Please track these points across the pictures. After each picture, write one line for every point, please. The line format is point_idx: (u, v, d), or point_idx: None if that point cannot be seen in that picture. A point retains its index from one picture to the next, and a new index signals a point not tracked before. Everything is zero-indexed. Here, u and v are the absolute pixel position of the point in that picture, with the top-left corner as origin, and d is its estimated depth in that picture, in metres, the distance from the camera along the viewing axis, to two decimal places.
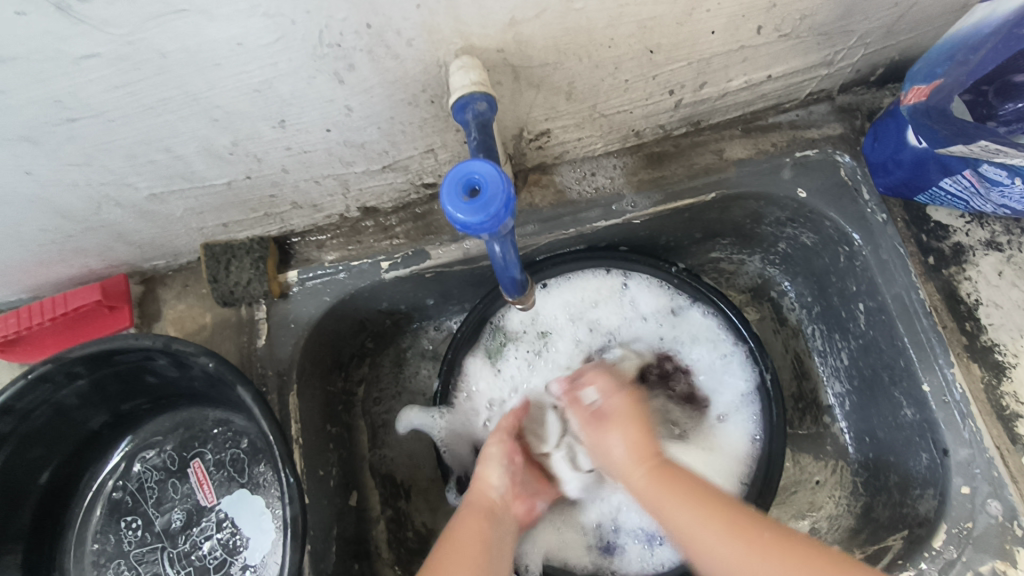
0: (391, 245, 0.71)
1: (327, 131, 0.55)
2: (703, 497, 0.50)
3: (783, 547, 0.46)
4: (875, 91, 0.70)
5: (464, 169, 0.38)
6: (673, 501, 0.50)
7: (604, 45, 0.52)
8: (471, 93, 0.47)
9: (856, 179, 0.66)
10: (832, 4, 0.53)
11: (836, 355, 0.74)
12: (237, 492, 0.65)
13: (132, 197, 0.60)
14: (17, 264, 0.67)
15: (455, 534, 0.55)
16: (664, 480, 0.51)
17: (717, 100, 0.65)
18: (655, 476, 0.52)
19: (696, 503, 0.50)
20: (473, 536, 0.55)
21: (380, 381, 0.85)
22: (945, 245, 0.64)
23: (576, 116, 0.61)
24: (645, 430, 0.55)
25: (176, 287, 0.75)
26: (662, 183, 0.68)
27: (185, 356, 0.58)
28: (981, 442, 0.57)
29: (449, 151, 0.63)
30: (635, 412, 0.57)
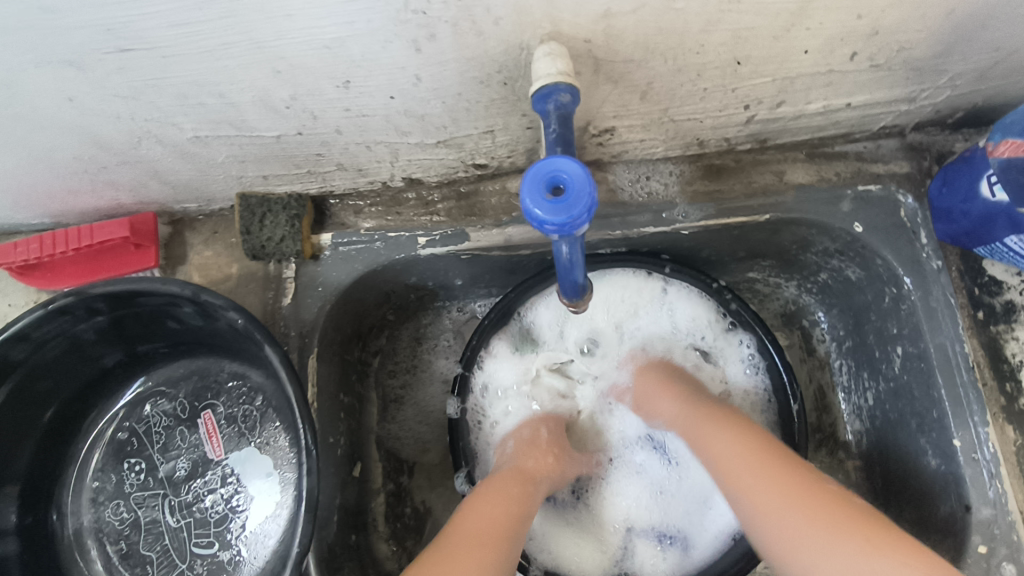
0: (431, 221, 0.69)
1: (390, 98, 0.53)
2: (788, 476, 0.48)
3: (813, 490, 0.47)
4: (949, 134, 0.67)
5: (551, 166, 0.37)
6: (777, 471, 0.49)
7: (692, 50, 0.49)
8: (556, 83, 0.44)
9: (915, 223, 0.64)
10: (933, 40, 0.50)
11: (861, 394, 0.74)
12: (246, 450, 0.64)
13: (176, 137, 0.57)
14: (46, 189, 0.65)
15: (489, 490, 0.56)
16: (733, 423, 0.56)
17: (789, 121, 0.62)
18: (698, 407, 0.59)
19: (736, 438, 0.53)
20: (506, 493, 0.55)
21: (396, 354, 0.83)
22: (997, 301, 0.63)
23: (645, 118, 0.59)
24: (672, 388, 0.63)
25: (205, 232, 0.73)
26: (717, 197, 0.67)
27: (213, 308, 0.57)
28: (1004, 505, 0.57)
29: (508, 135, 0.61)
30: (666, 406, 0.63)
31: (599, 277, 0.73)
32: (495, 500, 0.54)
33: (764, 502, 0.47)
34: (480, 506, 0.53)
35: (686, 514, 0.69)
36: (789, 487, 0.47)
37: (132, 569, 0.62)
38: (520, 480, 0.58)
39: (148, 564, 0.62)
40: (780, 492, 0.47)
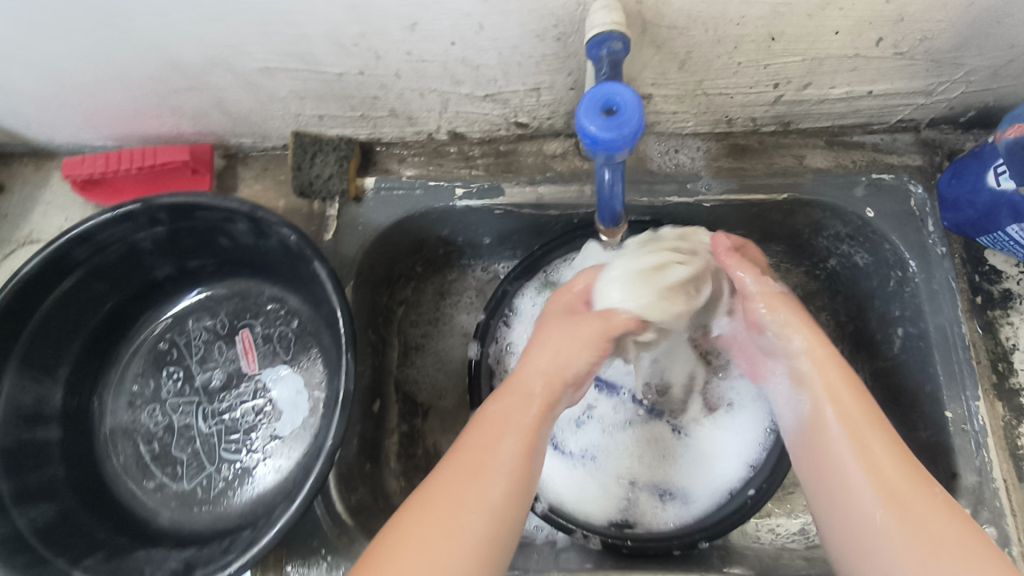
0: (470, 174, 0.74)
1: (451, 45, 0.58)
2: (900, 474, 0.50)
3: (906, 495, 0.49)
4: (960, 134, 0.72)
5: (606, 90, 0.41)
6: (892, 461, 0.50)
7: (732, 22, 0.54)
8: (610, 31, 0.48)
9: (924, 211, 0.68)
10: (953, 32, 0.55)
11: (860, 376, 0.78)
12: (278, 367, 0.69)
13: (248, 67, 0.62)
14: (116, 110, 0.70)
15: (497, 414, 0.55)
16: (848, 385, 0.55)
17: (814, 105, 0.67)
18: (825, 359, 0.56)
19: (854, 418, 0.53)
20: (506, 421, 0.54)
21: (420, 306, 0.87)
22: (995, 288, 0.67)
23: (680, 88, 0.64)
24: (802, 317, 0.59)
25: (255, 168, 0.77)
26: (740, 173, 0.71)
27: (268, 225, 0.61)
28: (989, 472, 0.61)
29: (552, 94, 0.66)
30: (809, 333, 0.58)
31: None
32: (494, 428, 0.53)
33: (870, 488, 0.50)
34: (484, 437, 0.53)
35: (689, 465, 0.73)
36: (890, 475, 0.50)
37: (162, 467, 0.66)
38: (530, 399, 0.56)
39: (178, 464, 0.66)
40: (895, 491, 0.49)
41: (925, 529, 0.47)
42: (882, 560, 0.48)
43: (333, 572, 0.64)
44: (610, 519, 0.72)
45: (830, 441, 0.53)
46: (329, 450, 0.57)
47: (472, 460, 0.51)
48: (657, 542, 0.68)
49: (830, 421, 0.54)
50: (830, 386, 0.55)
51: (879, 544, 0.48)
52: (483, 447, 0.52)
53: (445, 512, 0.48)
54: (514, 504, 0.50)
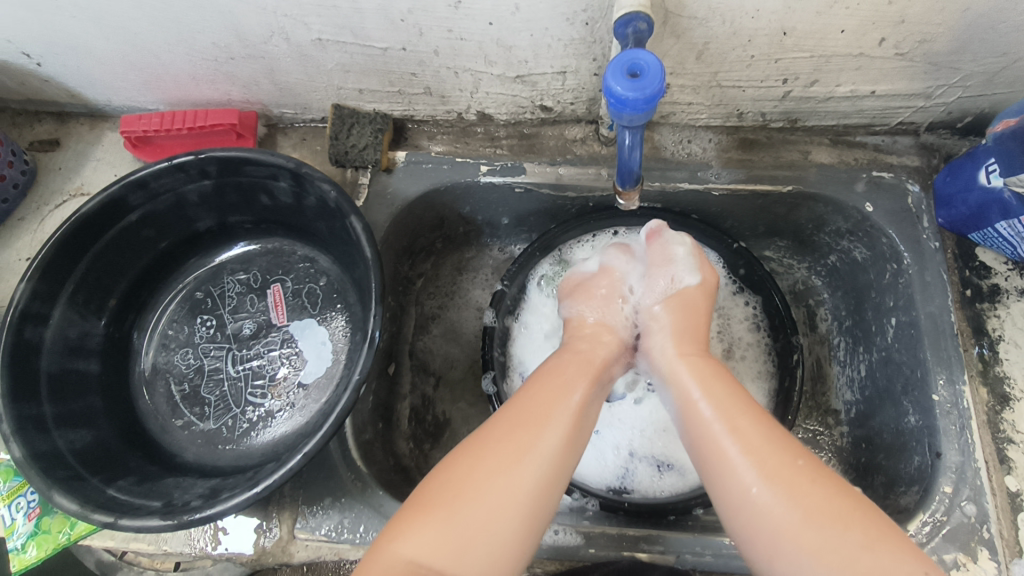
0: (494, 153, 0.79)
1: (488, 25, 0.63)
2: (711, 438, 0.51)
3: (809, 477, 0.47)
4: (957, 139, 0.76)
5: (632, 56, 0.46)
6: (734, 431, 0.50)
7: (748, 14, 0.59)
8: (636, 12, 0.54)
9: (920, 209, 0.73)
10: (950, 35, 0.60)
11: (854, 367, 0.81)
12: (306, 320, 0.73)
13: (302, 37, 0.67)
14: (174, 73, 0.75)
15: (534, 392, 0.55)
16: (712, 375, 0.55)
17: (820, 103, 0.72)
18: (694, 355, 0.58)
19: (731, 401, 0.52)
20: (549, 395, 0.54)
21: (438, 280, 0.92)
22: (984, 283, 0.71)
23: (697, 79, 0.69)
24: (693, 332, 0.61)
25: (294, 138, 0.83)
26: (748, 165, 0.76)
27: (309, 182, 0.65)
28: (971, 452, 0.64)
29: (577, 79, 0.71)
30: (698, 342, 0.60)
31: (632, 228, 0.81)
32: (543, 400, 0.53)
33: (746, 463, 0.48)
34: (536, 395, 0.54)
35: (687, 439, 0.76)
36: (765, 452, 0.48)
37: (191, 407, 0.70)
38: (577, 376, 0.56)
39: (206, 404, 0.70)
40: (774, 468, 0.47)
41: (823, 506, 0.45)
42: (773, 534, 0.46)
43: (344, 513, 0.66)
44: (609, 486, 0.75)
45: (702, 424, 0.52)
46: (356, 383, 0.61)
47: (522, 429, 0.51)
48: (651, 508, 0.71)
49: (696, 404, 0.54)
50: (697, 378, 0.55)
51: (765, 520, 0.46)
52: (529, 415, 0.52)
53: (501, 450, 0.49)
54: (553, 488, 0.50)
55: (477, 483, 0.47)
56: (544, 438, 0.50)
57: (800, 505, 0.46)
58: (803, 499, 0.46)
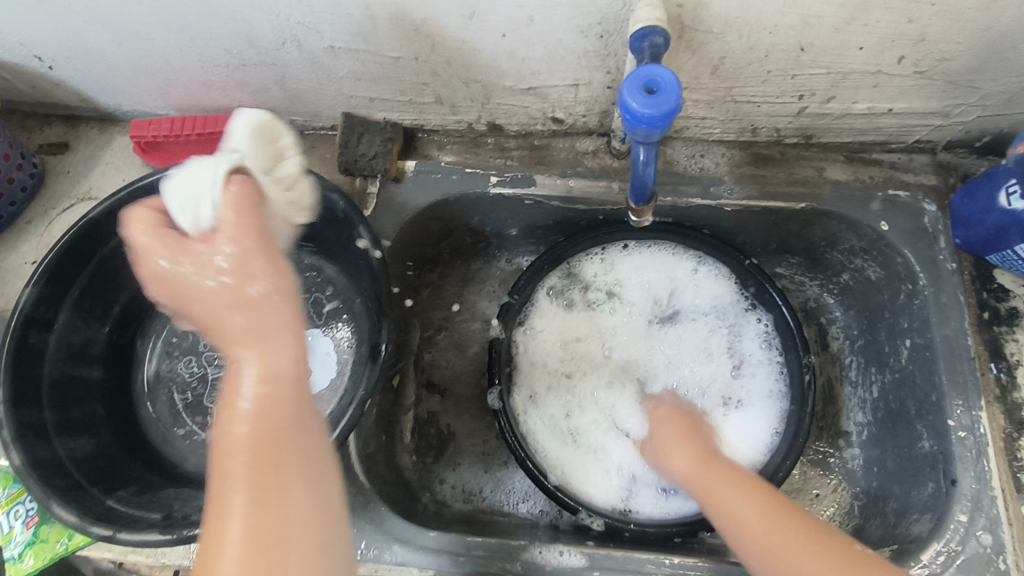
0: (504, 164, 0.78)
1: (502, 36, 0.63)
2: (737, 530, 0.54)
3: (819, 542, 0.51)
4: (975, 159, 0.75)
5: (648, 72, 0.45)
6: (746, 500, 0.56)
7: (765, 29, 0.58)
8: (653, 27, 0.53)
9: (937, 228, 0.72)
10: (971, 54, 0.59)
11: (867, 388, 0.80)
12: (312, 330, 0.72)
13: (314, 44, 0.67)
14: (185, 79, 0.75)
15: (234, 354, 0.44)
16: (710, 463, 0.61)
17: (836, 119, 0.71)
18: (703, 459, 0.62)
19: (737, 489, 0.57)
20: (262, 415, 0.42)
21: (444, 290, 0.91)
22: (1002, 306, 0.70)
23: (711, 93, 0.68)
24: (691, 438, 0.66)
25: (303, 145, 0.83)
26: (761, 181, 0.75)
27: (318, 191, 0.65)
28: (987, 480, 0.62)
29: (590, 91, 0.70)
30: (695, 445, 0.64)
31: (643, 242, 0.81)
32: (270, 413, 0.42)
33: (756, 555, 0.53)
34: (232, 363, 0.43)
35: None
36: (769, 530, 0.53)
37: (193, 416, 0.69)
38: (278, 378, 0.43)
39: (209, 414, 0.69)
40: (788, 542, 0.51)
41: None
42: None
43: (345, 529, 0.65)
44: (613, 505, 0.73)
45: (724, 518, 0.56)
46: (360, 396, 0.60)
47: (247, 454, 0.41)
48: (657, 530, 0.70)
49: (715, 520, 0.57)
50: (702, 483, 0.59)
51: None
52: (262, 431, 0.41)
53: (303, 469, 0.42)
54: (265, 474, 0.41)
55: (239, 507, 0.40)
56: (278, 457, 0.41)
57: (799, 539, 0.51)
58: (830, 561, 0.50)
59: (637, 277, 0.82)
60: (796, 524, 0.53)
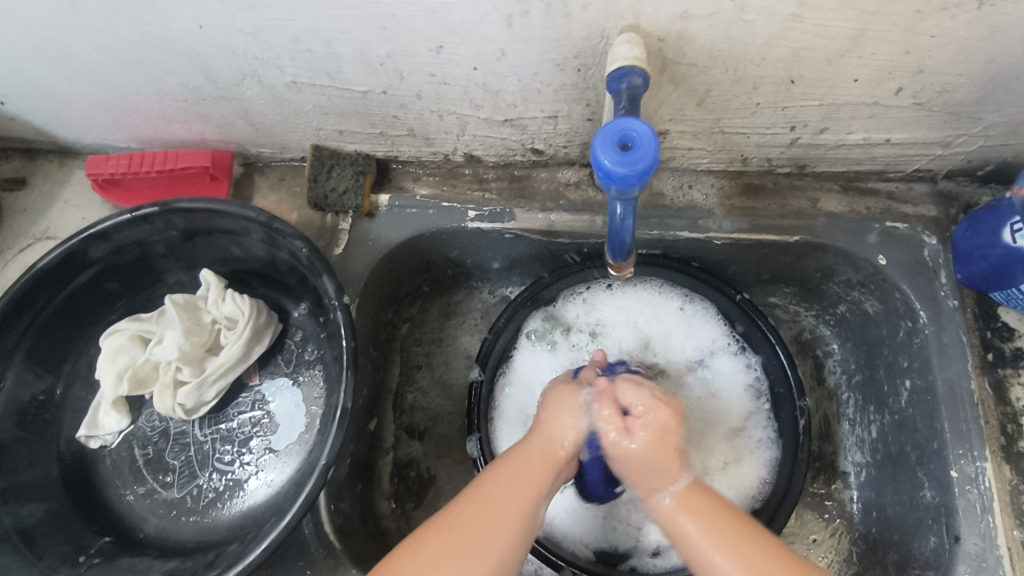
0: (483, 197, 0.74)
1: (473, 69, 0.59)
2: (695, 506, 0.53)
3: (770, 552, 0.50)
4: (977, 188, 0.71)
5: (623, 125, 0.42)
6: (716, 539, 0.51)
7: (753, 62, 0.55)
8: (631, 66, 0.49)
9: (937, 263, 0.68)
10: (973, 86, 0.56)
11: (865, 427, 0.76)
12: (280, 379, 0.68)
13: (275, 79, 0.63)
14: (144, 113, 0.71)
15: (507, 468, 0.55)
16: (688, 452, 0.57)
17: (830, 150, 0.67)
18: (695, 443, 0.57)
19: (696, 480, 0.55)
20: (520, 487, 0.53)
21: (424, 324, 0.87)
22: (1007, 346, 0.66)
23: (697, 125, 0.64)
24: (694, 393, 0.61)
25: (272, 178, 0.79)
26: (752, 213, 0.71)
27: (279, 237, 0.62)
28: (993, 539, 0.60)
29: (569, 123, 0.66)
30: (676, 430, 0.56)
31: (628, 282, 0.77)
32: (523, 479, 0.54)
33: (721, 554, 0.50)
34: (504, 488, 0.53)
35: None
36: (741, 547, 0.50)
37: (154, 473, 0.65)
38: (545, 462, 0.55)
39: (171, 471, 0.66)
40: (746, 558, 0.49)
41: None
42: None
43: None
44: (597, 553, 0.70)
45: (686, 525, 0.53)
46: (323, 467, 0.56)
47: (512, 493, 0.52)
48: None
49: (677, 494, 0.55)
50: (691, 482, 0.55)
51: None
52: (512, 484, 0.53)
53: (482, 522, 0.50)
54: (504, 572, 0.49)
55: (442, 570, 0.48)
56: (523, 508, 0.52)
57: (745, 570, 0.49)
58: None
59: (621, 319, 0.78)
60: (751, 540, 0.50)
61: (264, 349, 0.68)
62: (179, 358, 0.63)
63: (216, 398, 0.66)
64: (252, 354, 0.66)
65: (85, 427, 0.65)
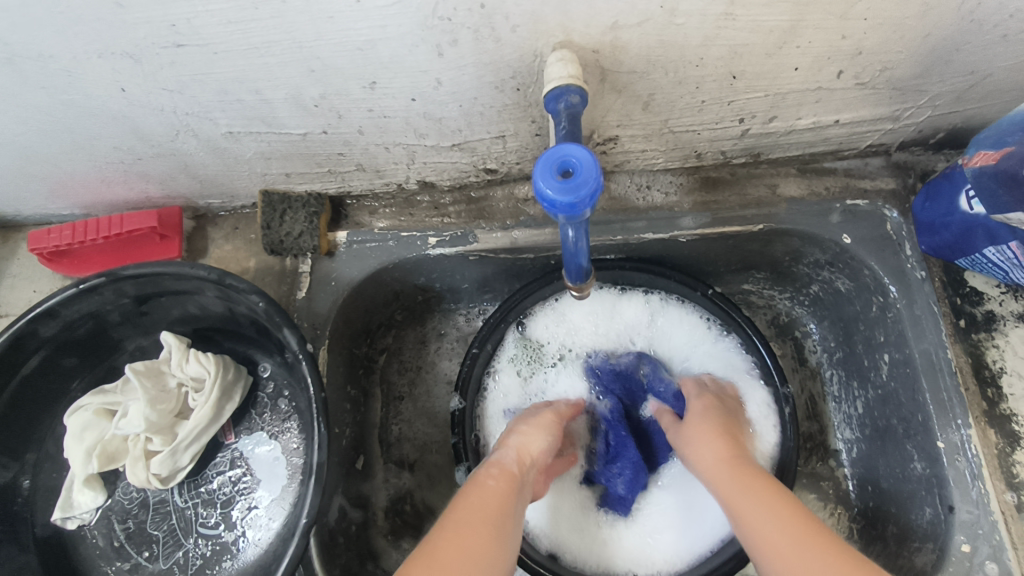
0: (441, 223, 0.73)
1: (411, 100, 0.57)
2: (773, 494, 0.50)
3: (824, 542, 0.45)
4: (931, 155, 0.72)
5: (561, 152, 0.41)
6: (747, 500, 0.50)
7: (692, 63, 0.54)
8: (567, 85, 0.49)
9: (901, 235, 0.68)
10: (913, 61, 0.56)
11: (851, 403, 0.76)
12: (257, 434, 0.66)
13: (210, 132, 0.61)
14: (81, 180, 0.69)
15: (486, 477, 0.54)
16: (725, 470, 0.54)
17: (781, 136, 0.67)
18: (747, 476, 0.53)
19: (773, 516, 0.48)
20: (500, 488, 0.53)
21: (402, 353, 0.85)
22: (978, 310, 0.66)
23: (646, 128, 0.64)
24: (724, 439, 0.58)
25: (225, 228, 0.77)
26: (714, 207, 0.70)
27: (235, 292, 0.60)
28: (986, 505, 0.59)
29: (518, 141, 0.65)
30: (734, 429, 0.61)
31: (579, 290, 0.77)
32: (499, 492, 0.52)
33: (758, 529, 0.48)
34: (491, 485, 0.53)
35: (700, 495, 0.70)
36: (787, 530, 0.47)
37: (138, 548, 0.64)
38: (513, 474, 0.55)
39: (154, 543, 0.64)
40: (785, 540, 0.46)
41: (775, 529, 0.47)
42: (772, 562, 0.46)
43: None
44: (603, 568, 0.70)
45: (749, 528, 0.49)
46: (304, 527, 0.54)
47: (492, 492, 0.52)
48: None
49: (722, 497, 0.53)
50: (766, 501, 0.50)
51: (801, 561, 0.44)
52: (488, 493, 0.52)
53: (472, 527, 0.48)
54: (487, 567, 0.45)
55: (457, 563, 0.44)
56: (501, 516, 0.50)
57: (774, 512, 0.48)
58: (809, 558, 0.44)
59: (585, 331, 0.78)
60: (780, 512, 0.48)
61: (237, 406, 0.66)
62: (147, 429, 0.61)
63: (193, 461, 0.64)
64: (224, 413, 0.64)
65: (60, 509, 0.63)
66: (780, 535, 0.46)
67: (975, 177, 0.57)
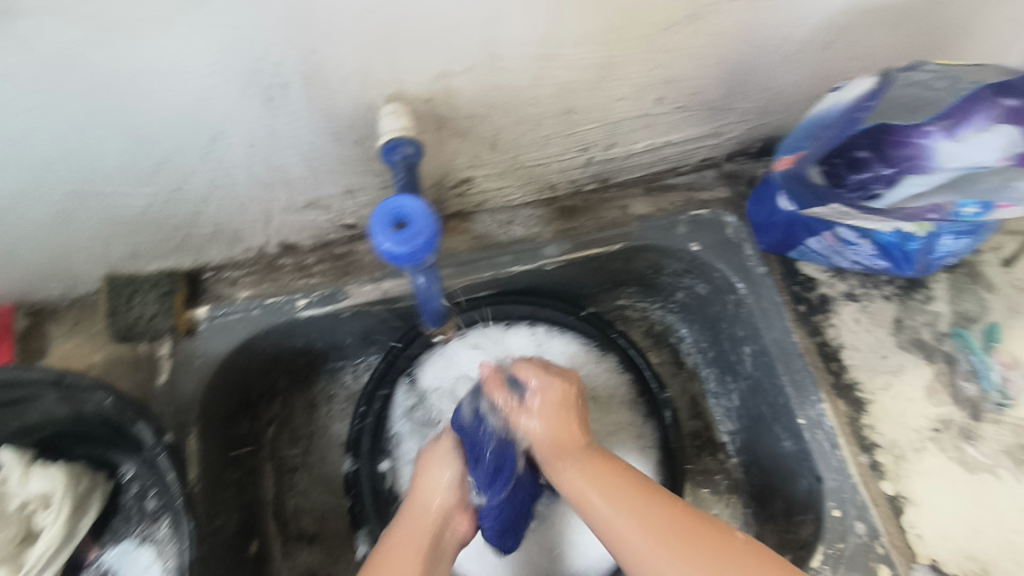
0: (308, 284, 0.71)
1: (253, 163, 0.56)
2: (651, 508, 0.51)
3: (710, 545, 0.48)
4: (753, 162, 0.79)
5: (393, 204, 0.41)
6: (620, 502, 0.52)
7: (526, 103, 0.57)
8: (400, 137, 0.49)
9: (740, 237, 0.74)
10: (717, 84, 0.62)
11: (728, 397, 0.82)
12: (123, 543, 0.61)
13: (38, 211, 0.57)
14: None
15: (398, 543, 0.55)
16: (595, 462, 0.56)
17: (623, 161, 0.72)
18: (599, 471, 0.55)
19: (644, 522, 0.50)
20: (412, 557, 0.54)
21: (292, 420, 0.81)
22: (813, 295, 0.73)
23: (497, 167, 0.67)
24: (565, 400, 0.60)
25: (67, 324, 0.70)
26: (574, 233, 0.74)
27: (78, 393, 0.54)
28: (846, 470, 0.65)
29: (371, 193, 0.65)
30: (573, 403, 0.60)
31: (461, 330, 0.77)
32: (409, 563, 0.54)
33: (637, 536, 0.50)
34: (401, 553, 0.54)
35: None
36: (659, 527, 0.50)
37: None
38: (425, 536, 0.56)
39: None
40: (668, 547, 0.49)
41: (655, 528, 0.50)
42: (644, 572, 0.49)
43: None
44: None
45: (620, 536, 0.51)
46: None
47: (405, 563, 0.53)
48: None
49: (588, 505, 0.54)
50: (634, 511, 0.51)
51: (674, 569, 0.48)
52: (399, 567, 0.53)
53: None
54: None
55: None
56: None
57: (643, 523, 0.50)
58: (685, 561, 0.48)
59: (475, 369, 0.77)
60: (664, 514, 0.51)
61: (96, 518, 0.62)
62: None
63: None
64: (79, 528, 0.60)
65: None
66: (661, 549, 0.49)
67: (784, 179, 0.62)
